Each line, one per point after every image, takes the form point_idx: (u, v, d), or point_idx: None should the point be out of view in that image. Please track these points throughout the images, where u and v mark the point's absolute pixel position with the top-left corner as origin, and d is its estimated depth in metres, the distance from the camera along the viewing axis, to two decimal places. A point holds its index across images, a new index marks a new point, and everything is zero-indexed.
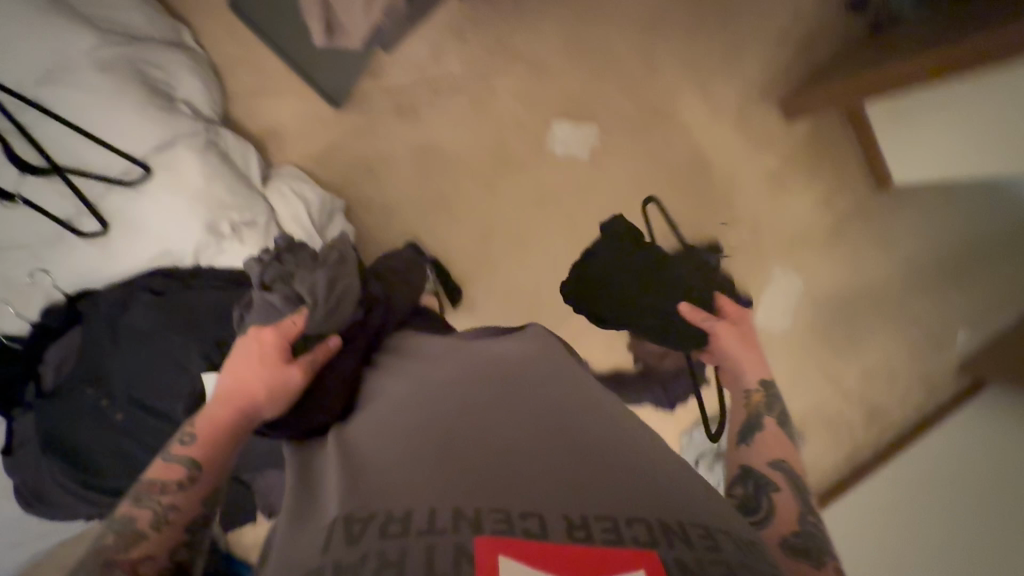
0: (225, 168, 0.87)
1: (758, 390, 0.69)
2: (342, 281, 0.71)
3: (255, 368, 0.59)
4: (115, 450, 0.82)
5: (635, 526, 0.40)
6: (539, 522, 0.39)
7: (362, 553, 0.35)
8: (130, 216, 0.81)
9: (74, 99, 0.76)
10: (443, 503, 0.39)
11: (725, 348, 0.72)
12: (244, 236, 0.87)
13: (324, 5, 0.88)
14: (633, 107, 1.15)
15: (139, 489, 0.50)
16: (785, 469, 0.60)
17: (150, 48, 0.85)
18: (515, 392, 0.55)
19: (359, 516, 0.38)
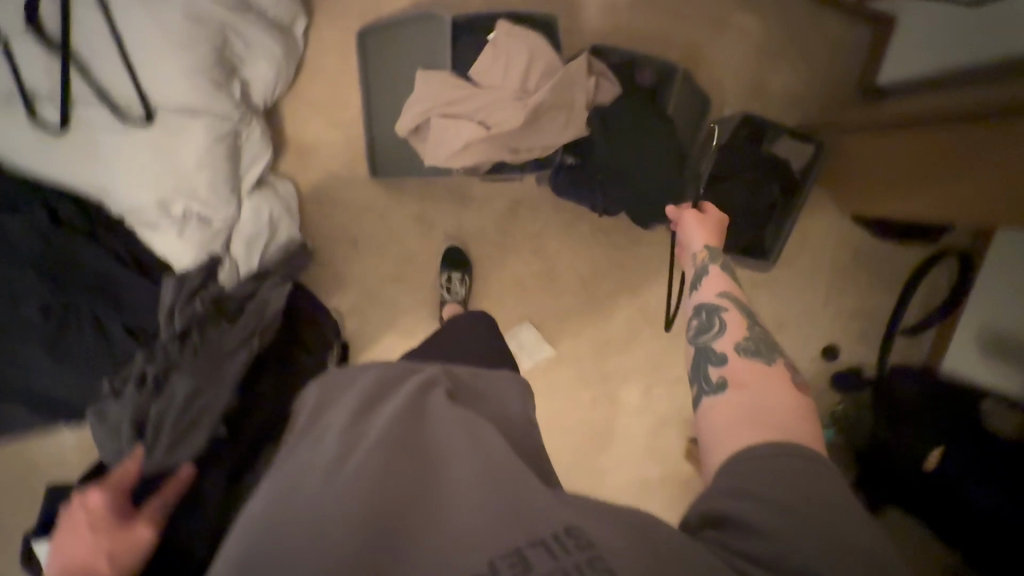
0: (226, 162, 0.80)
1: (704, 250, 0.62)
2: (203, 401, 0.65)
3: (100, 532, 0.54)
4: None
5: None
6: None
7: None
8: (96, 138, 0.73)
9: (140, 19, 0.71)
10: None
11: (695, 225, 0.66)
12: (187, 230, 0.78)
13: (423, 114, 0.86)
14: (598, 366, 1.13)
15: None
16: (732, 298, 0.55)
17: (253, 23, 0.82)
18: (351, 443, 0.41)
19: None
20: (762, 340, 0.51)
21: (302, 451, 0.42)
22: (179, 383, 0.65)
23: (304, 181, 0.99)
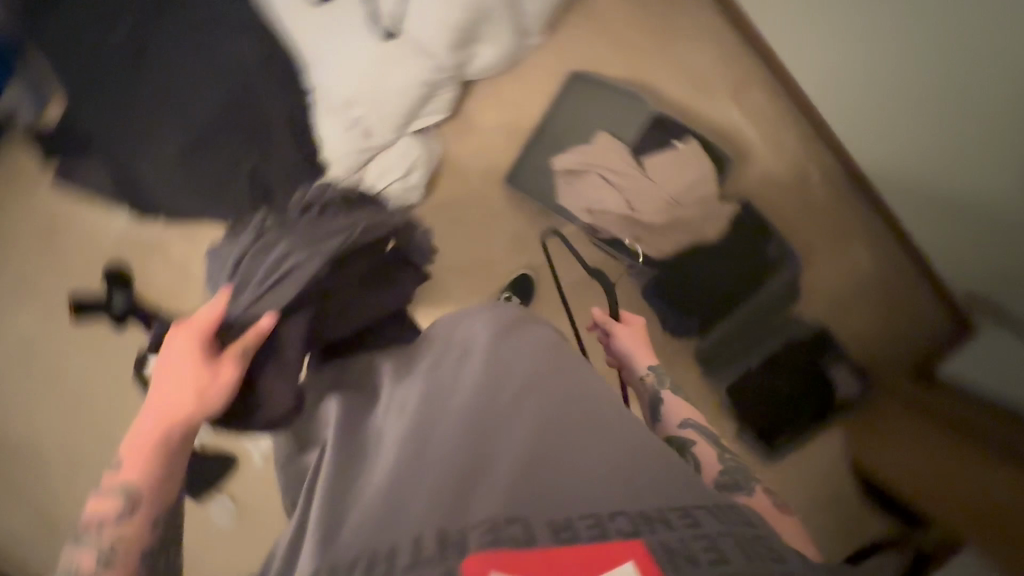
0: (412, 102, 0.90)
1: (649, 372, 0.72)
2: (297, 254, 0.67)
3: (180, 390, 0.53)
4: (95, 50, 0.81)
5: (618, 520, 0.38)
6: (525, 534, 0.37)
7: None
8: (338, 27, 0.81)
9: None
10: (424, 548, 0.36)
11: (624, 337, 0.78)
12: (351, 131, 0.86)
13: (585, 160, 0.96)
14: None
15: (76, 530, 0.43)
16: (697, 426, 0.62)
17: (509, 20, 0.90)
18: (518, 385, 0.52)
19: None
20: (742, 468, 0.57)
21: (473, 378, 0.53)
22: (285, 241, 0.69)
23: (450, 152, 1.05)
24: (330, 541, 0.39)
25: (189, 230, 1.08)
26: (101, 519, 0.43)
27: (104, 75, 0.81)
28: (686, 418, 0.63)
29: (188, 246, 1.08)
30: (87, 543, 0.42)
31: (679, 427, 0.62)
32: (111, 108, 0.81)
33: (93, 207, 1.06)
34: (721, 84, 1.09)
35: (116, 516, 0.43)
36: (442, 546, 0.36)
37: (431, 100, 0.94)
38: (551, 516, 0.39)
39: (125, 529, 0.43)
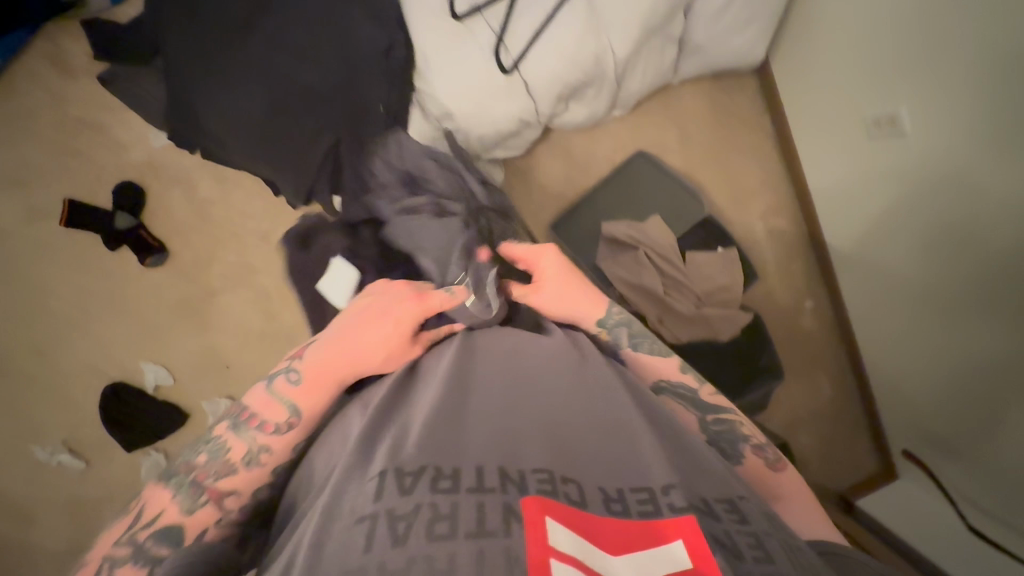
0: (502, 135, 0.91)
1: (603, 330, 0.67)
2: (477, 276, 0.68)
3: (362, 351, 0.60)
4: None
5: (669, 496, 0.44)
6: (578, 495, 0.43)
7: (414, 503, 0.40)
8: (463, 46, 0.83)
9: (569, 24, 0.83)
10: (489, 479, 0.43)
11: (558, 315, 0.68)
12: (437, 142, 0.87)
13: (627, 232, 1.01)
14: None
15: (240, 417, 0.56)
16: (677, 393, 0.64)
17: (609, 93, 0.95)
18: (580, 371, 0.58)
19: (399, 511, 0.39)
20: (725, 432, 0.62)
21: (538, 356, 0.59)
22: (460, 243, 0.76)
23: (506, 183, 1.08)
24: (398, 452, 0.45)
25: (227, 177, 1.03)
26: (246, 449, 0.55)
27: (226, 14, 0.81)
28: (660, 381, 0.65)
29: (220, 192, 1.03)
30: (231, 458, 0.54)
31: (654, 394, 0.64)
32: (217, 41, 0.81)
33: (124, 119, 0.98)
34: (761, 203, 1.19)
35: (268, 449, 0.56)
36: (504, 483, 0.43)
37: (515, 137, 0.96)
38: (602, 487, 0.46)
39: (269, 461, 0.56)
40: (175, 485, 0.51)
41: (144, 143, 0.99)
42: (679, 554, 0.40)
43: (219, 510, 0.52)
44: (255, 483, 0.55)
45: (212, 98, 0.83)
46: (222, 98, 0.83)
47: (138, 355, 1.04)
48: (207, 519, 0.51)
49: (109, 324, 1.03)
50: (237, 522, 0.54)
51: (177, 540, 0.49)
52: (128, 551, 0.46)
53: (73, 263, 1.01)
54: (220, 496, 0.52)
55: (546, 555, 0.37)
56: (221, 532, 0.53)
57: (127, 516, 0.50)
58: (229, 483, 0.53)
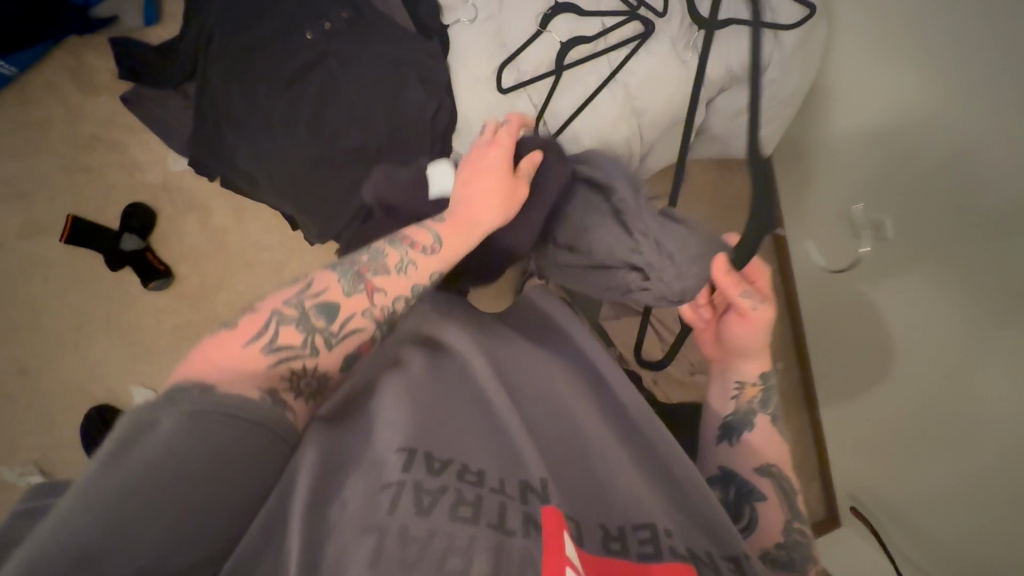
0: None
1: (754, 385, 0.63)
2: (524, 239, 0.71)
3: (484, 205, 0.61)
4: (266, 32, 0.79)
5: (672, 539, 0.45)
6: (578, 533, 0.43)
7: (441, 484, 0.42)
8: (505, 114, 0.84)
9: (607, 107, 0.86)
10: (509, 487, 0.44)
11: (748, 333, 0.61)
12: None
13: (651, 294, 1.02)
14: None
15: (352, 265, 0.53)
16: (773, 475, 0.58)
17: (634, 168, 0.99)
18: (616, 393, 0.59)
19: (427, 486, 0.41)
20: (796, 543, 0.53)
21: (570, 382, 0.59)
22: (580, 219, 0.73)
23: None
24: (426, 436, 0.45)
25: (244, 208, 1.01)
26: (401, 255, 0.55)
27: (271, 58, 0.79)
28: (770, 463, 0.59)
29: (235, 220, 1.01)
30: (382, 261, 0.54)
31: (755, 473, 0.58)
32: (266, 89, 0.79)
33: (146, 141, 0.97)
34: None
35: (422, 253, 0.56)
36: (523, 492, 0.44)
37: None
38: (603, 524, 0.46)
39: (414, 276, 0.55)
40: (340, 271, 0.53)
41: (162, 165, 0.97)
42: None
43: (369, 300, 0.52)
44: (399, 288, 0.54)
45: (251, 141, 0.82)
46: (261, 144, 0.81)
47: (126, 378, 0.99)
48: (358, 304, 0.51)
49: (102, 345, 0.99)
50: (377, 322, 0.53)
51: (333, 317, 0.50)
52: (296, 312, 0.49)
53: (71, 281, 0.97)
54: (374, 289, 0.52)
55: (560, 560, 0.37)
56: (358, 325, 0.51)
57: (297, 284, 0.52)
58: (388, 279, 0.54)
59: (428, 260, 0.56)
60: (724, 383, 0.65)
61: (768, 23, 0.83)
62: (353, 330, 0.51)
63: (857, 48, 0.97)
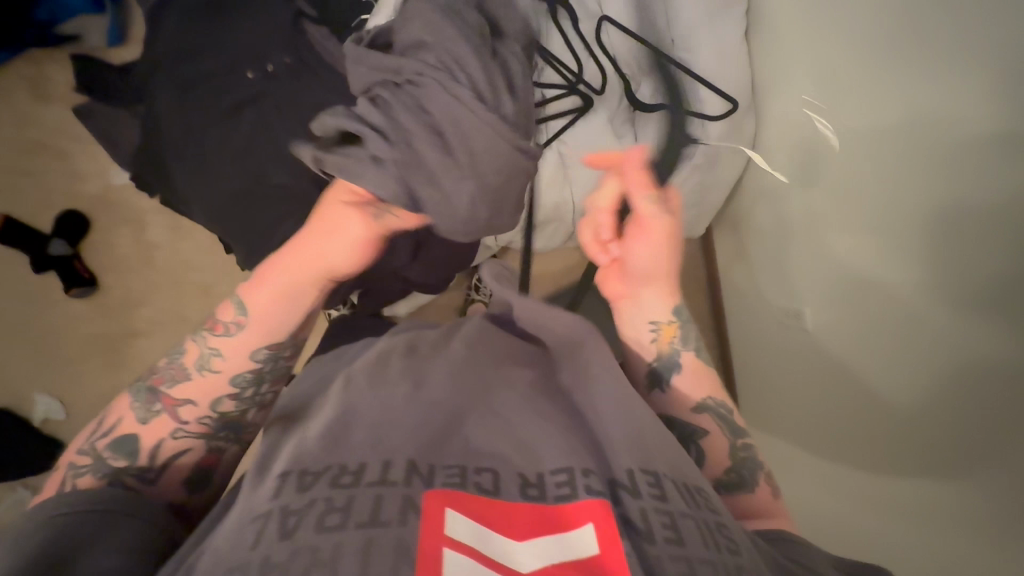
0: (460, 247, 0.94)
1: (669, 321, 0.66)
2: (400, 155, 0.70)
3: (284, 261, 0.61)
4: (211, 66, 0.82)
5: (588, 479, 0.51)
6: (490, 485, 0.50)
7: (308, 500, 0.46)
8: None
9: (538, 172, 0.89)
10: (393, 472, 0.49)
11: (645, 247, 0.67)
12: None
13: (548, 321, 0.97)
14: None
15: (150, 389, 0.57)
16: (718, 413, 0.61)
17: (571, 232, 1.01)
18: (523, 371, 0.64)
19: (293, 507, 0.45)
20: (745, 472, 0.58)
21: (488, 366, 0.63)
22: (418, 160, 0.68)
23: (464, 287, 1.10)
24: (308, 454, 0.50)
25: (182, 226, 1.02)
26: (193, 361, 0.59)
27: (211, 90, 0.82)
28: (706, 398, 0.62)
29: (168, 237, 1.02)
30: (181, 372, 0.58)
31: (693, 411, 0.60)
32: (204, 121, 0.82)
33: (93, 153, 0.99)
34: None
35: (223, 349, 0.59)
36: (408, 479, 0.48)
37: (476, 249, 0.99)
38: (521, 472, 0.51)
39: (219, 369, 0.58)
40: (135, 391, 0.58)
41: (105, 177, 0.99)
42: (586, 540, 0.46)
43: (173, 420, 0.56)
44: (210, 393, 0.58)
45: (184, 165, 0.84)
46: (194, 172, 0.84)
47: (32, 384, 0.98)
48: (160, 431, 0.55)
49: (14, 349, 0.98)
50: (202, 435, 0.57)
51: (133, 449, 0.54)
52: (88, 462, 0.52)
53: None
54: (176, 404, 0.56)
55: (439, 543, 0.43)
56: (177, 446, 0.55)
57: (90, 429, 0.56)
58: (188, 386, 0.57)
59: (238, 340, 0.60)
60: (640, 324, 0.66)
61: (688, 112, 0.89)
62: (174, 452, 0.55)
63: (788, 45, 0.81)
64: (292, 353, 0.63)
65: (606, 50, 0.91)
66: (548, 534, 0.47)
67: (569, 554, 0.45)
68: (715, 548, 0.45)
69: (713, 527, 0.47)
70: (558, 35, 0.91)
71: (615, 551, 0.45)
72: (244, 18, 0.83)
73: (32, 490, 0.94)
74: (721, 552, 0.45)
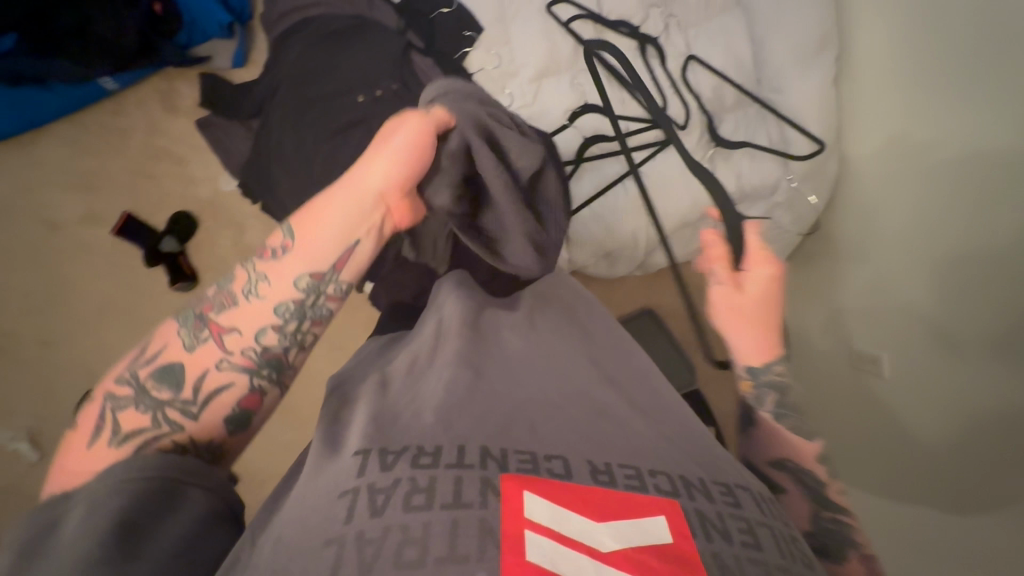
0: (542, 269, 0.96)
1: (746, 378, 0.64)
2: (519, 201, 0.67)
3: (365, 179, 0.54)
4: (326, 86, 0.90)
5: (658, 478, 0.44)
6: (562, 470, 0.43)
7: (394, 478, 0.40)
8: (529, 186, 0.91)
9: (623, 199, 0.94)
10: (468, 456, 0.42)
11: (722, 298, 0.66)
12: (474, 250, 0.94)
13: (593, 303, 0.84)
14: None
15: (198, 315, 0.51)
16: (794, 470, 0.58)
17: (653, 254, 1.02)
18: (583, 357, 0.57)
19: (379, 485, 0.40)
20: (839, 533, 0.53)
21: (549, 353, 0.56)
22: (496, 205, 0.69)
23: None
24: (387, 433, 0.45)
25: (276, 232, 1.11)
26: (240, 287, 0.51)
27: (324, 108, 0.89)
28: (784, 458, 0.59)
29: (263, 240, 1.11)
30: (228, 293, 0.51)
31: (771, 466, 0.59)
32: (312, 138, 0.89)
33: (207, 161, 1.09)
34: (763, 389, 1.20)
35: (275, 281, 0.51)
36: (484, 460, 0.43)
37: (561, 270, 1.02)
38: (590, 459, 0.45)
39: (265, 295, 0.51)
40: (181, 319, 0.51)
41: (215, 183, 1.09)
42: (661, 529, 0.40)
43: (218, 349, 0.49)
44: (256, 322, 0.50)
45: (292, 174, 0.91)
46: (301, 179, 0.90)
47: None
48: (205, 360, 0.49)
49: (115, 332, 1.06)
50: (246, 369, 0.50)
51: (177, 383, 0.47)
52: (132, 392, 0.47)
53: (110, 269, 1.07)
54: (220, 330, 0.49)
55: (520, 527, 0.38)
56: (220, 381, 0.49)
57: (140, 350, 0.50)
58: (228, 314, 0.50)
59: (290, 261, 0.52)
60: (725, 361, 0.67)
61: (777, 151, 0.91)
62: (217, 386, 0.48)
63: (874, 103, 0.90)
64: (338, 293, 0.54)
65: (693, 87, 0.92)
66: (624, 518, 0.40)
67: (648, 541, 0.39)
68: (793, 559, 0.42)
69: (788, 541, 0.44)
70: (644, 73, 0.93)
71: (689, 546, 0.39)
72: (358, 47, 0.91)
73: None
74: (799, 563, 0.42)
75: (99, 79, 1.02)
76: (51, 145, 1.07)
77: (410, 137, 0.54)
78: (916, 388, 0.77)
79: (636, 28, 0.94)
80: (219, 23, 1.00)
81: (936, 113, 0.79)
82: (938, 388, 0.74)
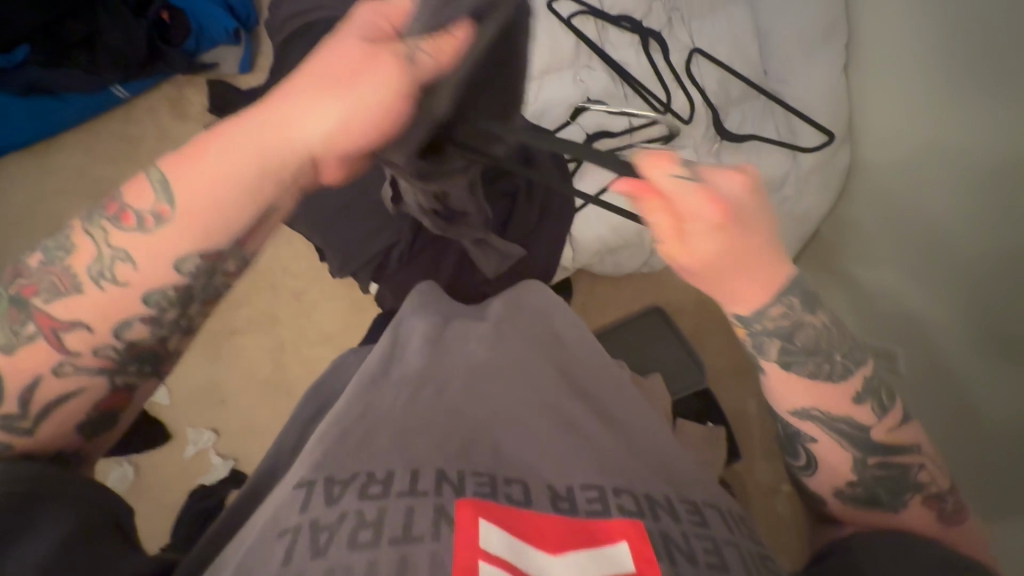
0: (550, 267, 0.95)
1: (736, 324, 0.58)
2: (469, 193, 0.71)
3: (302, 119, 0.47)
4: None
5: (622, 496, 0.44)
6: (521, 497, 0.43)
7: (337, 513, 0.39)
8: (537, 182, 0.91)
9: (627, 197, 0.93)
10: (422, 482, 0.42)
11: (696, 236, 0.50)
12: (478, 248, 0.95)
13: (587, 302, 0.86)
14: None
15: (26, 303, 0.45)
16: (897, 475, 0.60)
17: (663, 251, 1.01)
18: (549, 366, 0.56)
19: (322, 522, 0.39)
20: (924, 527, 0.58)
21: (515, 365, 0.55)
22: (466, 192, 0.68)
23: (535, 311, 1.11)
24: (340, 458, 0.43)
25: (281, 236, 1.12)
26: (87, 264, 0.46)
27: None
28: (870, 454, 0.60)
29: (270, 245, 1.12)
30: (53, 282, 0.45)
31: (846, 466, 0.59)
32: None
33: None
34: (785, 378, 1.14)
35: (148, 258, 0.46)
36: (439, 484, 0.42)
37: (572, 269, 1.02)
38: (551, 484, 0.44)
39: (126, 280, 0.46)
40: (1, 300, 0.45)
41: None
42: (623, 556, 0.39)
43: (53, 348, 0.45)
44: (109, 317, 0.46)
45: None
46: None
47: None
48: (34, 361, 0.45)
49: None
50: (103, 370, 0.47)
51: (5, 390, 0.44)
52: None
53: None
54: (52, 325, 0.45)
55: (474, 558, 0.37)
56: (60, 387, 0.46)
57: None
58: (62, 307, 0.45)
59: (164, 231, 0.46)
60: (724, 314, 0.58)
61: (785, 144, 0.90)
62: (54, 393, 0.45)
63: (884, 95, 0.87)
64: (234, 269, 0.50)
65: (697, 82, 0.91)
66: (584, 548, 0.40)
67: (610, 570, 0.38)
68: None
69: (754, 561, 0.43)
70: (647, 67, 0.92)
71: (654, 573, 0.38)
72: None
73: (135, 467, 1.03)
74: None
75: (110, 88, 1.05)
76: (64, 154, 1.10)
77: (387, 83, 0.46)
78: (942, 395, 0.73)
79: (639, 22, 0.93)
80: (226, 29, 1.02)
81: (953, 117, 0.74)
82: (968, 402, 0.69)
